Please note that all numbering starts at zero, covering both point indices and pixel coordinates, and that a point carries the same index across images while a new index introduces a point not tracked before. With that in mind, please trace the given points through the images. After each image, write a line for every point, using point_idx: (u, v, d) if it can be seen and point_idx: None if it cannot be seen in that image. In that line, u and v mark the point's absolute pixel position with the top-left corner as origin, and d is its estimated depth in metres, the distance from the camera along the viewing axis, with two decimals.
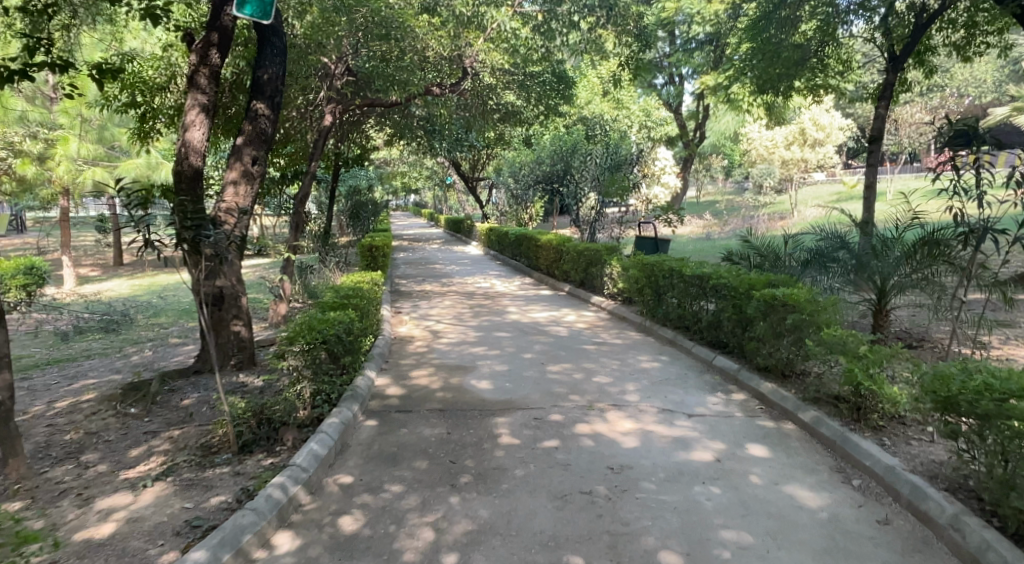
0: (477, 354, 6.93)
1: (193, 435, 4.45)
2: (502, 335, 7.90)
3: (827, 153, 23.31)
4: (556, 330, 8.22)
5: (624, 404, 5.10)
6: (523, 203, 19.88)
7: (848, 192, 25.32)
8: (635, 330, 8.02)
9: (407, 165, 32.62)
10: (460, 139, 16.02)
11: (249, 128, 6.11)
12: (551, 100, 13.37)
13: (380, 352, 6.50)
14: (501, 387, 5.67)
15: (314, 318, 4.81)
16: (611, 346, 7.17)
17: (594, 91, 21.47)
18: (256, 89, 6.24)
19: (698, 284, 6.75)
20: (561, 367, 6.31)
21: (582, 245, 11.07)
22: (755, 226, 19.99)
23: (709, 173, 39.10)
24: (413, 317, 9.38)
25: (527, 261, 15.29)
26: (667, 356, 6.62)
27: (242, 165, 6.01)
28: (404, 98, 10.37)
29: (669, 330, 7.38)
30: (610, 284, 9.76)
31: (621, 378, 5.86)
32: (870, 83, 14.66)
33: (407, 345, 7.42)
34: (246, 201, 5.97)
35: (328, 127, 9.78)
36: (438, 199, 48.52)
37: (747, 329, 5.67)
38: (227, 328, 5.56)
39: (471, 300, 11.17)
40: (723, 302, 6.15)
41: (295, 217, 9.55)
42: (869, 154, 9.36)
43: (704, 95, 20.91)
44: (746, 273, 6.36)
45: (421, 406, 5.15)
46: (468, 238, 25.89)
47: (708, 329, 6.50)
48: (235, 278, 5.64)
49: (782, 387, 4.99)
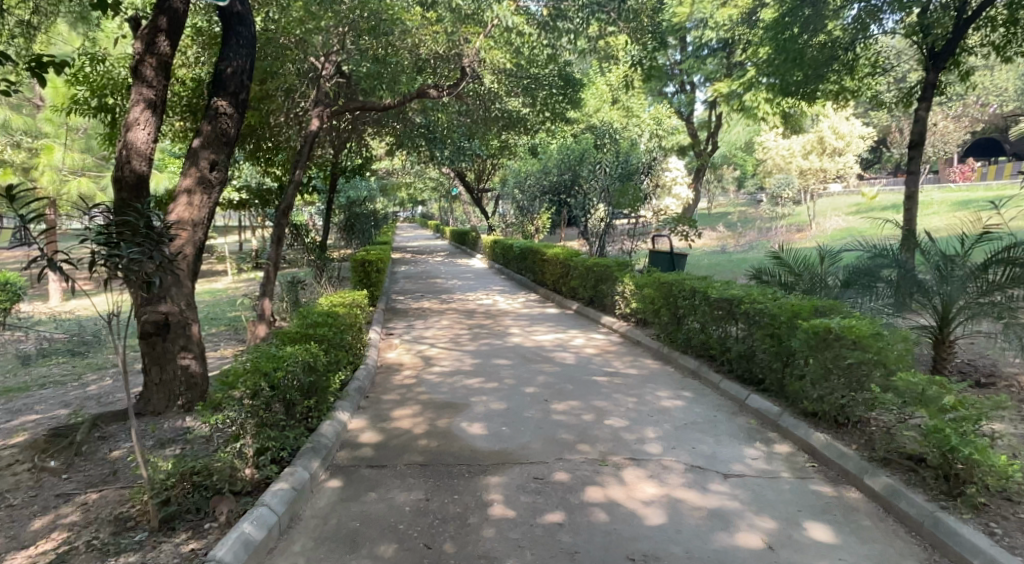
0: (471, 387, 6.04)
1: (111, 503, 3.58)
2: (501, 363, 6.99)
3: (848, 162, 22.33)
4: (562, 357, 7.32)
5: (644, 460, 4.18)
6: (529, 215, 19.09)
7: (868, 204, 24.35)
8: (652, 358, 7.11)
9: (411, 176, 31.91)
10: (461, 147, 15.25)
11: (207, 128, 5.30)
12: (556, 105, 12.57)
13: (358, 386, 5.64)
14: (496, 433, 4.77)
15: (266, 356, 3.95)
16: (626, 379, 6.26)
17: (603, 98, 21.54)
18: (218, 83, 5.46)
19: (725, 308, 5.84)
20: (568, 405, 5.40)
21: (591, 260, 10.18)
22: (773, 239, 19.00)
23: (721, 184, 38.12)
24: (405, 339, 8.51)
25: (532, 276, 14.44)
26: (691, 391, 5.70)
27: (198, 170, 5.19)
28: (399, 101, 9.64)
29: (691, 359, 6.48)
30: (623, 304, 8.87)
31: (638, 422, 4.94)
32: (897, 89, 13.83)
33: (392, 375, 6.54)
34: (201, 213, 5.16)
35: (315, 132, 8.92)
36: (444, 210, 47.89)
37: (790, 365, 4.78)
38: (173, 362, 4.73)
39: (471, 319, 10.30)
40: (756, 330, 5.27)
41: (277, 229, 8.67)
42: (909, 160, 8.47)
43: (717, 103, 20.09)
44: (783, 296, 5.47)
45: (398, 459, 4.27)
46: (473, 251, 25.05)
47: (738, 360, 5.60)
48: (185, 303, 4.86)
49: (838, 441, 4.08)
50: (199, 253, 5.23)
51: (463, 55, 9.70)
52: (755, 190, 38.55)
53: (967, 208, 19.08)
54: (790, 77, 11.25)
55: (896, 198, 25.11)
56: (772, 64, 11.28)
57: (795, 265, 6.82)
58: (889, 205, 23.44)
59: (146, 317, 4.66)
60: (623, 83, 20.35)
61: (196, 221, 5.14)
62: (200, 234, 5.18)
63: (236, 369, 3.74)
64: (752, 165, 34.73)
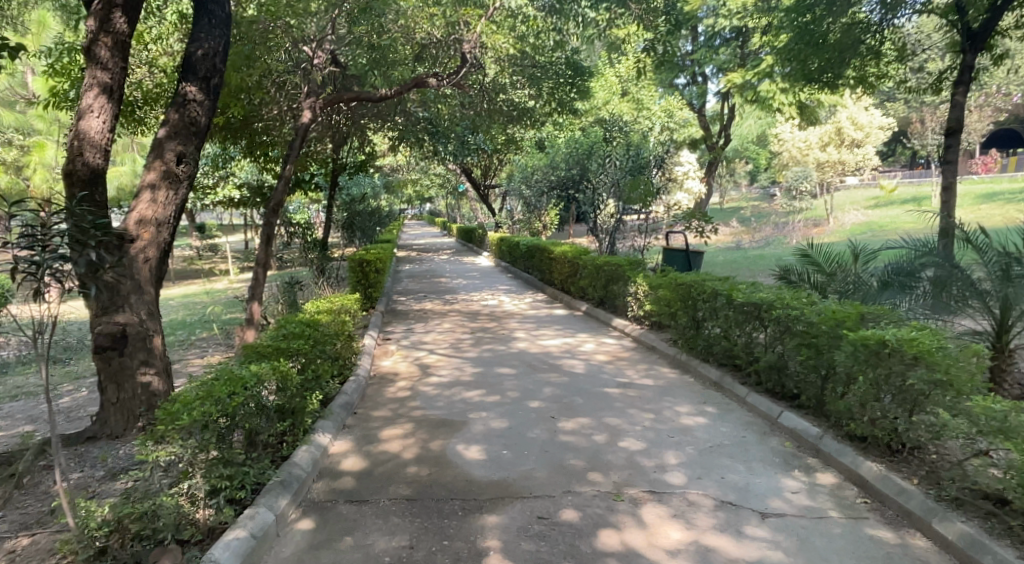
0: (470, 402, 5.48)
1: (40, 549, 3.05)
2: (505, 373, 6.43)
3: (867, 153, 21.59)
4: (570, 364, 6.75)
5: (665, 494, 3.60)
6: (537, 211, 18.56)
7: (887, 197, 23.61)
8: (669, 366, 6.52)
9: (417, 173, 31.43)
10: (466, 142, 14.72)
11: (174, 117, 4.76)
12: (563, 95, 11.98)
13: (345, 403, 5.09)
14: (496, 458, 4.21)
15: (227, 375, 3.37)
16: (641, 391, 5.67)
17: (611, 91, 19.77)
18: (187, 68, 4.92)
19: (752, 313, 5.24)
20: (577, 423, 4.83)
21: (601, 258, 9.60)
22: (789, 235, 18.37)
23: (733, 178, 37.35)
24: (403, 345, 7.97)
25: (539, 274, 13.90)
26: (715, 406, 5.12)
27: (164, 163, 4.62)
28: (395, 90, 8.96)
29: (713, 368, 5.90)
30: (635, 305, 8.28)
31: (657, 445, 4.37)
32: (925, 75, 13.11)
33: (385, 387, 6.00)
34: (167, 211, 4.60)
35: (307, 125, 8.37)
36: (452, 207, 47.53)
37: (832, 380, 4.19)
38: (130, 379, 4.18)
39: (475, 322, 9.74)
40: (790, 340, 4.68)
41: (266, 228, 8.14)
42: (946, 148, 7.82)
43: (730, 93, 19.53)
44: (819, 300, 4.87)
45: (383, 490, 3.73)
46: (479, 248, 24.54)
47: (767, 372, 5.01)
48: (146, 312, 4.33)
49: (894, 473, 3.50)
50: (165, 255, 4.67)
51: (462, 41, 9.07)
52: (769, 184, 37.73)
53: (993, 201, 18.35)
54: (810, 63, 10.72)
55: (917, 191, 24.35)
56: (788, 52, 10.79)
57: (828, 264, 6.22)
58: (909, 198, 22.71)
59: (101, 329, 4.13)
60: (634, 75, 19.76)
61: (161, 220, 4.57)
62: (165, 233, 4.61)
63: (186, 395, 3.16)
64: (765, 157, 33.97)
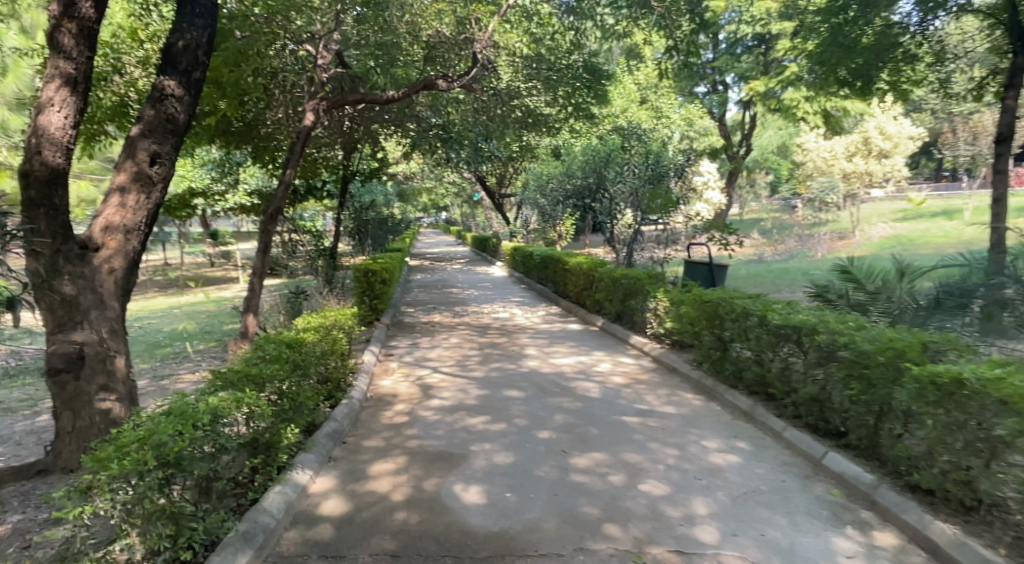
0: (472, 431, 4.93)
1: None
2: (512, 397, 5.89)
3: (896, 164, 20.85)
4: (584, 388, 6.19)
5: (695, 557, 3.03)
6: (552, 221, 18.05)
7: (915, 210, 22.82)
8: (693, 391, 5.94)
9: (432, 181, 31.17)
10: (479, 148, 14.28)
11: (150, 114, 4.32)
12: (581, 100, 11.55)
13: (331, 431, 4.58)
14: (497, 502, 3.67)
15: (179, 410, 2.84)
16: (663, 422, 5.09)
17: (630, 98, 18.96)
18: (166, 60, 4.49)
19: (790, 336, 4.65)
20: (591, 460, 4.27)
21: (618, 271, 9.07)
22: (814, 247, 17.68)
23: (755, 189, 36.55)
24: (406, 361, 7.47)
25: (553, 286, 13.39)
26: (748, 441, 4.54)
27: (135, 164, 4.18)
28: (403, 92, 8.53)
29: (743, 397, 5.31)
30: (655, 322, 7.71)
31: (683, 489, 3.80)
32: (965, 81, 12.42)
33: (381, 411, 5.49)
34: (137, 217, 4.15)
35: (310, 128, 7.97)
36: (466, 215, 47.29)
37: (890, 419, 3.61)
38: (87, 406, 3.71)
39: (484, 337, 9.21)
40: (836, 370, 4.09)
41: (264, 236, 7.70)
42: (997, 157, 7.19)
43: (752, 101, 19.05)
44: (868, 324, 4.28)
45: (365, 541, 3.21)
46: (494, 258, 24.09)
47: (808, 405, 4.42)
48: (108, 329, 3.89)
49: (975, 539, 2.92)
50: (135, 265, 4.23)
51: (472, 40, 8.72)
52: (790, 195, 36.96)
53: None
54: (842, 69, 10.14)
55: (946, 203, 23.53)
56: (818, 57, 10.25)
57: (870, 281, 5.62)
58: (939, 211, 21.88)
59: (56, 349, 3.69)
60: (654, 82, 19.33)
61: (130, 226, 4.13)
62: (134, 242, 4.16)
63: (125, 439, 2.62)
64: (787, 168, 33.20)
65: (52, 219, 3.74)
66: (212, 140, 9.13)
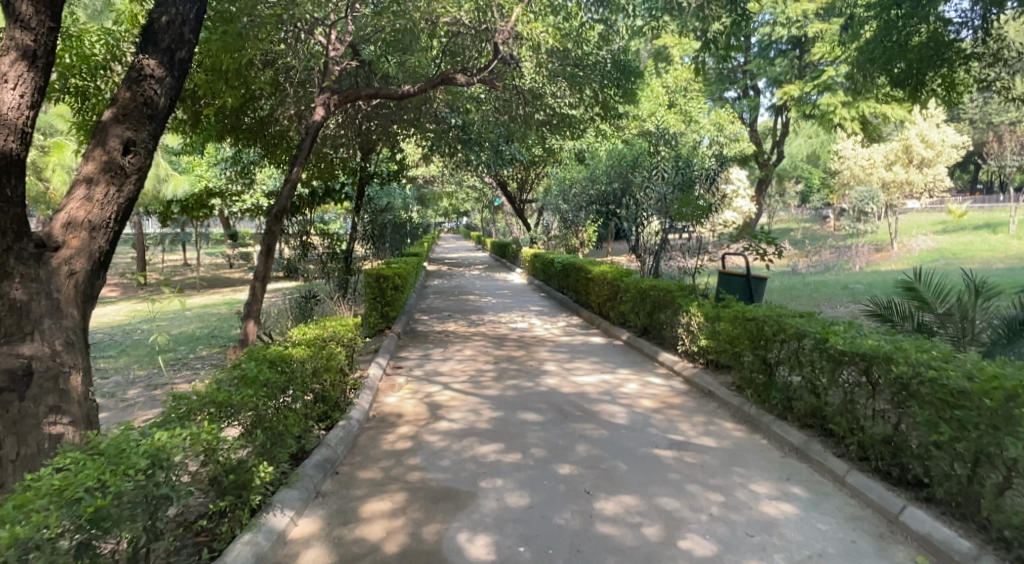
0: (483, 462, 4.32)
1: None
2: (529, 421, 5.28)
3: (938, 174, 19.73)
4: (610, 412, 5.55)
5: None
6: (575, 227, 17.47)
7: (956, 222, 21.78)
8: (733, 419, 5.28)
9: (453, 186, 30.85)
10: (500, 150, 13.77)
11: (124, 96, 3.82)
12: (609, 97, 11.01)
13: (321, 461, 4.00)
14: (508, 559, 3.06)
15: (114, 452, 2.28)
16: (703, 457, 4.43)
17: (659, 101, 18.33)
18: (146, 37, 4.00)
19: (853, 364, 3.98)
20: (620, 506, 3.64)
21: (645, 282, 8.42)
22: (852, 259, 16.82)
23: (784, 198, 35.45)
24: (415, 375, 6.91)
25: (575, 295, 12.76)
26: (805, 486, 3.87)
27: (106, 152, 3.68)
28: (420, 87, 8.11)
29: (795, 430, 4.64)
30: (687, 339, 7.04)
31: (732, 549, 3.15)
32: None
33: (382, 434, 4.91)
34: (106, 212, 3.64)
35: (320, 123, 7.37)
36: (486, 222, 46.89)
37: (993, 475, 2.93)
38: (33, 431, 3.20)
39: (499, 349, 8.60)
40: (916, 409, 3.42)
41: (268, 236, 7.18)
42: None
43: (785, 106, 18.33)
44: (953, 352, 3.60)
45: None
46: (514, 264, 23.53)
47: (878, 447, 3.74)
48: (63, 342, 3.39)
49: None
50: (101, 268, 3.71)
51: (493, 31, 8.40)
52: (821, 205, 35.93)
53: None
54: (894, 68, 9.49)
55: (990, 216, 22.42)
56: (867, 55, 9.60)
57: (939, 300, 4.95)
58: (982, 224, 20.82)
59: None
60: (683, 85, 18.72)
61: (96, 223, 3.59)
62: (101, 241, 3.62)
63: (35, 491, 2.05)
64: (818, 177, 32.19)
65: (2, 213, 3.18)
66: (220, 137, 8.74)
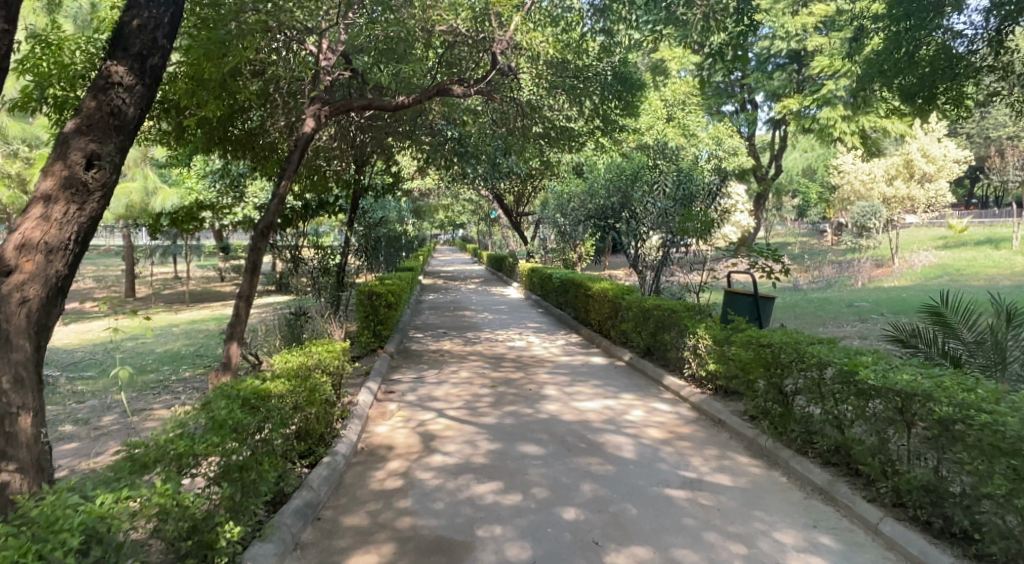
0: (480, 505, 3.95)
1: None
2: (529, 454, 4.91)
3: (941, 188, 19.88)
4: (616, 444, 5.19)
5: None
6: (572, 240, 17.19)
7: (957, 237, 21.62)
8: (748, 453, 4.92)
9: (449, 198, 30.55)
10: (497, 163, 13.50)
11: (89, 105, 3.49)
12: (609, 110, 10.55)
13: (302, 506, 3.63)
14: None
15: (45, 522, 1.91)
16: (719, 499, 4.07)
17: (658, 114, 18.11)
18: (115, 41, 3.68)
19: (887, 401, 3.66)
20: (633, 560, 3.28)
21: (649, 301, 8.09)
22: (854, 275, 16.59)
23: (782, 212, 35.37)
24: (408, 401, 6.54)
25: (573, 311, 12.43)
26: (836, 537, 3.53)
27: (66, 167, 3.34)
28: (414, 98, 7.80)
29: (818, 468, 4.30)
30: (694, 363, 6.70)
31: None
32: None
33: (370, 470, 4.53)
34: (65, 233, 3.28)
35: (311, 134, 7.03)
36: (481, 235, 46.63)
37: None
38: None
39: (497, 371, 8.22)
40: (963, 454, 3.10)
41: (253, 254, 6.82)
42: None
43: (784, 120, 18.16)
44: (999, 390, 3.29)
45: None
46: (510, 278, 23.22)
47: (917, 494, 3.41)
48: (11, 379, 3.02)
49: None
50: (60, 294, 3.34)
51: (491, 41, 8.17)
52: (818, 219, 35.85)
53: None
54: (902, 81, 9.32)
55: (991, 231, 22.27)
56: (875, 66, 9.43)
57: (967, 326, 4.66)
58: (984, 239, 20.67)
59: None
60: (681, 99, 18.57)
61: (53, 245, 3.23)
62: (59, 264, 3.26)
63: None
64: (816, 191, 32.10)
65: None
66: (208, 150, 8.43)
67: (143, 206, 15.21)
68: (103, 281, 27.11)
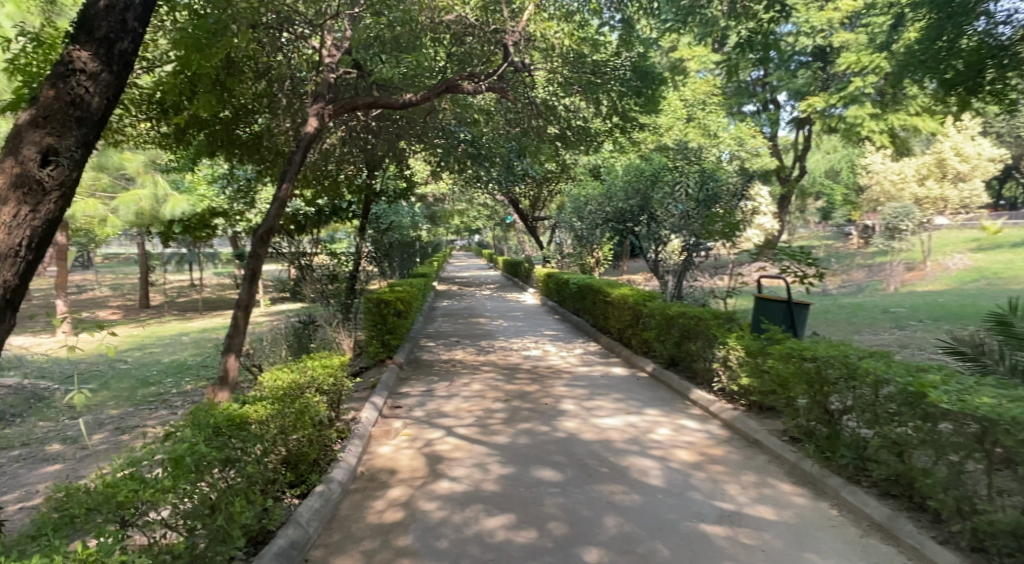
0: (489, 544, 3.48)
1: None
2: (545, 480, 4.43)
3: (975, 188, 19.00)
4: (641, 469, 4.68)
5: None
6: (589, 245, 16.66)
7: (992, 239, 20.72)
8: (790, 481, 4.39)
9: (464, 203, 30.13)
10: (511, 166, 13.08)
11: (47, 94, 3.10)
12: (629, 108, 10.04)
13: (286, 546, 3.19)
14: None
15: None
16: (763, 537, 3.56)
17: (677, 114, 17.53)
18: (80, 24, 3.29)
19: (963, 426, 3.14)
20: None
21: (673, 308, 7.56)
22: (886, 280, 15.80)
23: (804, 215, 34.49)
24: (416, 417, 6.09)
25: (591, 319, 11.92)
26: None
27: (18, 163, 2.94)
28: (423, 95, 7.40)
29: (875, 500, 3.77)
30: (724, 375, 6.18)
31: None
32: None
33: (368, 499, 4.08)
34: (12, 238, 2.88)
35: (314, 134, 6.59)
36: (497, 240, 46.14)
37: None
38: None
39: (510, 383, 7.73)
40: None
41: (252, 260, 6.43)
42: None
43: (808, 120, 17.50)
44: None
45: None
46: (526, 284, 22.72)
47: (1005, 538, 2.89)
48: None
49: None
50: (9, 307, 2.94)
51: (502, 32, 7.84)
52: (843, 223, 34.79)
53: None
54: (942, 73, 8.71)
55: None
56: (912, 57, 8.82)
57: None
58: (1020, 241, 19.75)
59: None
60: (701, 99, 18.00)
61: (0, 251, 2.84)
62: (6, 274, 2.86)
63: None
64: (840, 194, 31.16)
65: None
66: (211, 153, 8.10)
67: (152, 213, 14.98)
68: (119, 290, 27.03)
